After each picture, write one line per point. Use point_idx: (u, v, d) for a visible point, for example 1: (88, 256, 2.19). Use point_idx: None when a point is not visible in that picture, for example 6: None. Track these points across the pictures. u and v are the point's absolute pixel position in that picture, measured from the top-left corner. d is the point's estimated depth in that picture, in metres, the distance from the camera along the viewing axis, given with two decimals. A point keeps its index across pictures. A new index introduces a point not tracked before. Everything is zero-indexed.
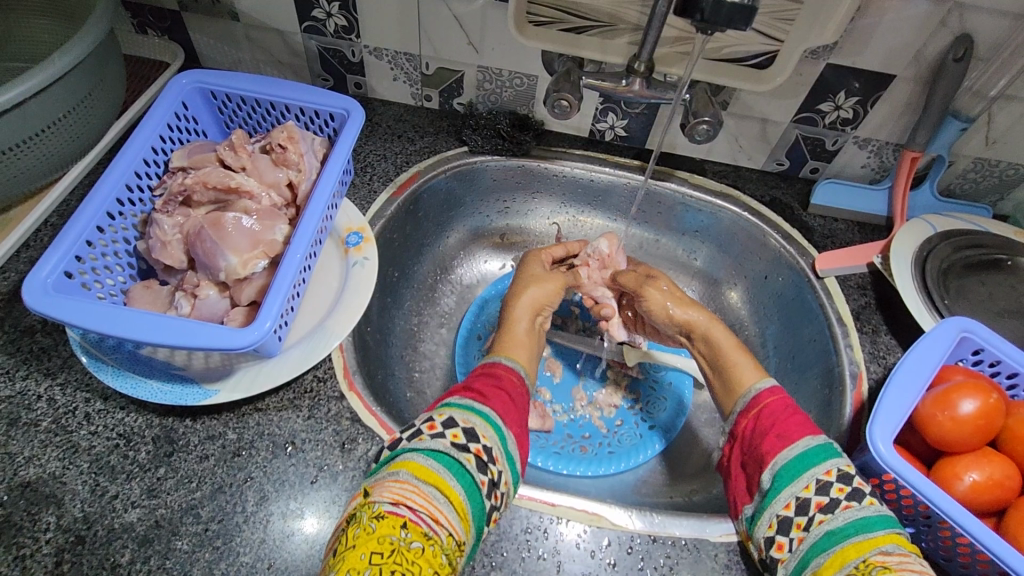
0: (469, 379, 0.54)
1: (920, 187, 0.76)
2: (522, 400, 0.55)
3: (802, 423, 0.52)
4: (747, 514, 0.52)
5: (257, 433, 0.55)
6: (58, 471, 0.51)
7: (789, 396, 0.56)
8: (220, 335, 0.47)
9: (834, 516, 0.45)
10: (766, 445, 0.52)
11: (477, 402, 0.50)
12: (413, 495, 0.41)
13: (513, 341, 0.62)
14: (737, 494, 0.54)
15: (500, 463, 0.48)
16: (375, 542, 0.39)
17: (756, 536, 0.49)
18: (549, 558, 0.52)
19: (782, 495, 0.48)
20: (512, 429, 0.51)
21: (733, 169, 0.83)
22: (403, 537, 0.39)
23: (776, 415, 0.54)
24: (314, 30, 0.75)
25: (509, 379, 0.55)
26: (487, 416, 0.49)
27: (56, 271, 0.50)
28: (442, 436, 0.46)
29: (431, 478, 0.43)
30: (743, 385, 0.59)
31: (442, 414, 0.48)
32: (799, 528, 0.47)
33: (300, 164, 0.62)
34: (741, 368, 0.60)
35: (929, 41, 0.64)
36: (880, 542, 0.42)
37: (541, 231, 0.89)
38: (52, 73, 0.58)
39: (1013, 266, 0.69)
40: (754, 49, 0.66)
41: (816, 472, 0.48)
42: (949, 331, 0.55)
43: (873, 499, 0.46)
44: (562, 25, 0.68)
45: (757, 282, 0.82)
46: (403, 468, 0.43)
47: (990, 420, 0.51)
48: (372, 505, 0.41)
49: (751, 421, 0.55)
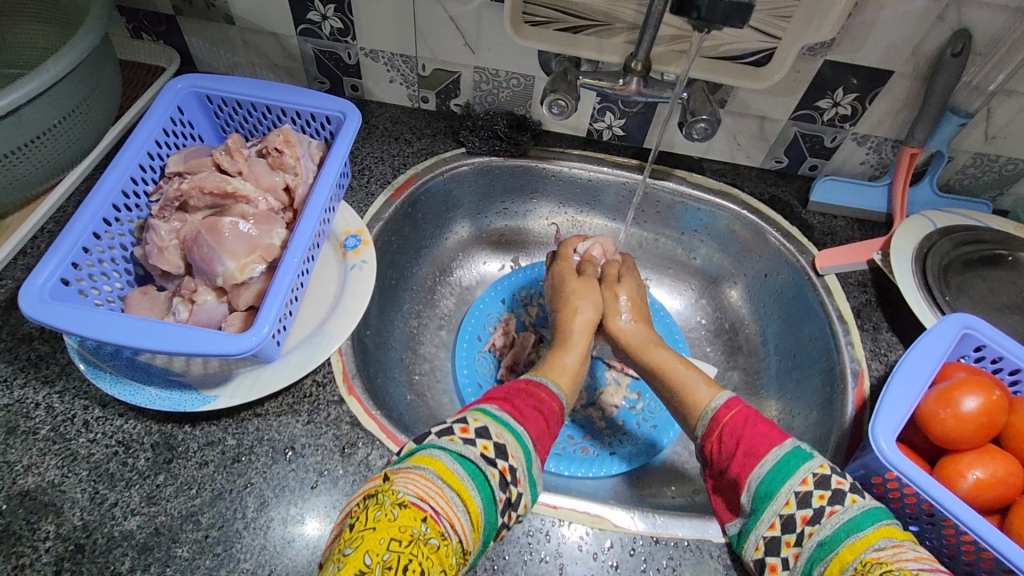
0: (509, 391, 0.53)
1: (920, 183, 0.76)
2: (556, 427, 0.54)
3: (766, 433, 0.51)
4: (732, 531, 0.51)
5: (257, 438, 0.55)
6: (56, 480, 0.51)
7: (746, 405, 0.55)
8: (218, 340, 0.47)
9: (822, 526, 0.45)
10: (736, 468, 0.51)
11: (514, 420, 0.49)
12: (436, 496, 0.41)
13: (560, 369, 0.60)
14: (722, 508, 0.53)
15: (520, 485, 0.47)
16: (395, 530, 0.38)
17: (745, 558, 0.49)
18: (552, 561, 0.52)
19: (764, 516, 0.48)
20: (539, 454, 0.50)
21: (731, 167, 0.83)
22: (423, 531, 0.39)
23: (738, 431, 0.52)
24: (310, 33, 0.75)
25: (549, 406, 0.54)
26: (519, 437, 0.48)
27: (53, 277, 0.50)
28: (473, 444, 0.46)
29: (455, 483, 0.42)
30: (698, 406, 0.57)
31: (478, 420, 0.48)
32: (789, 546, 0.46)
33: (297, 167, 0.61)
34: (693, 387, 0.59)
35: (927, 36, 0.63)
36: (871, 539, 0.43)
37: (540, 232, 0.89)
38: (46, 79, 0.58)
39: (1014, 261, 0.69)
40: (751, 47, 0.66)
41: (793, 484, 0.47)
42: (950, 327, 0.55)
43: (855, 496, 0.46)
44: (559, 25, 0.67)
45: (757, 280, 0.82)
46: (429, 465, 0.43)
47: (993, 417, 0.50)
48: (396, 492, 0.41)
49: (716, 444, 0.53)
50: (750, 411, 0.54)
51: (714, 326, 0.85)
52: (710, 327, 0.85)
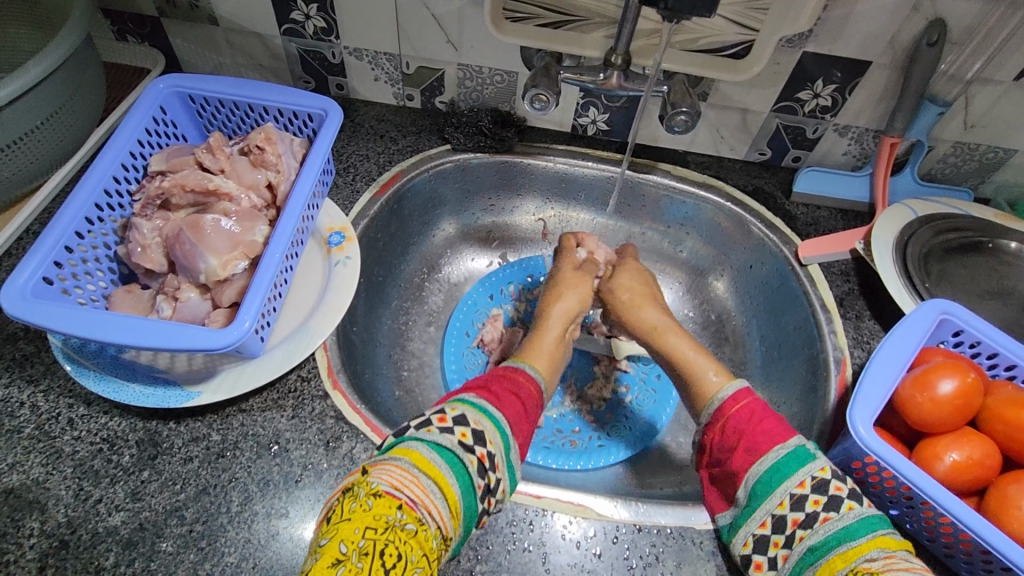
0: (486, 379, 0.54)
1: (901, 173, 0.77)
2: (534, 412, 0.54)
3: (768, 430, 0.51)
4: (723, 522, 0.52)
5: (241, 434, 0.55)
6: (41, 477, 0.51)
7: (753, 398, 0.54)
8: (200, 336, 0.47)
9: (813, 531, 0.45)
10: (736, 462, 0.51)
11: (492, 405, 0.50)
12: (411, 484, 0.41)
13: (538, 353, 0.60)
14: (711, 500, 0.54)
15: (499, 471, 0.47)
16: (370, 518, 0.39)
17: (732, 552, 0.50)
18: (535, 550, 0.52)
19: (755, 514, 0.48)
20: (518, 440, 0.50)
21: (715, 160, 0.83)
22: (399, 518, 0.39)
23: (741, 426, 0.52)
24: (294, 32, 0.76)
25: (526, 390, 0.54)
26: (497, 422, 0.49)
27: (35, 276, 0.50)
28: (451, 433, 0.46)
29: (431, 470, 0.43)
30: (706, 395, 0.57)
31: (456, 409, 0.48)
32: (778, 547, 0.47)
33: (278, 164, 0.61)
34: (703, 374, 0.58)
35: (902, 27, 0.64)
36: (865, 549, 0.43)
37: (527, 227, 0.89)
38: (26, 81, 0.58)
39: (994, 248, 0.69)
40: (731, 39, 0.66)
41: (789, 485, 0.47)
42: (928, 313, 0.55)
43: (852, 503, 0.46)
44: (540, 20, 0.68)
45: (742, 272, 0.82)
46: (405, 456, 0.43)
47: (969, 400, 0.51)
48: (370, 483, 0.41)
49: (718, 433, 0.53)
50: (758, 404, 0.53)
51: (701, 318, 0.85)
52: (698, 319, 0.86)
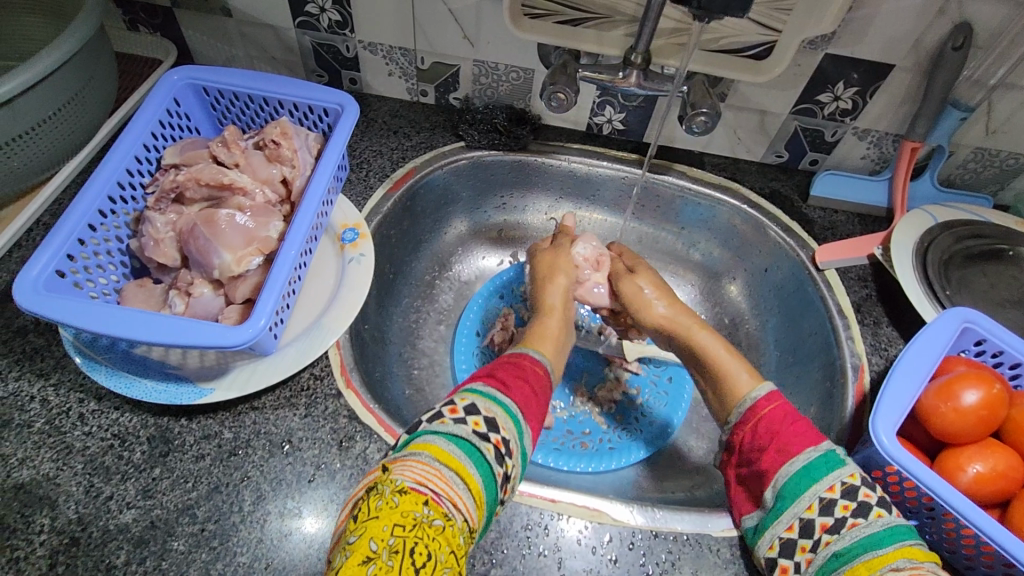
0: (493, 366, 0.53)
1: (920, 178, 0.76)
2: (545, 397, 0.54)
3: (804, 432, 0.50)
4: (748, 524, 0.51)
5: (254, 431, 0.55)
6: (51, 473, 0.51)
7: (787, 402, 0.53)
8: (216, 334, 0.46)
9: (840, 536, 0.44)
10: (766, 462, 0.50)
11: (500, 392, 0.49)
12: (436, 478, 0.41)
13: (541, 337, 0.61)
14: (738, 500, 0.53)
15: (514, 457, 0.47)
16: (398, 515, 0.38)
17: (757, 555, 0.49)
18: (550, 554, 0.51)
19: (784, 516, 0.47)
20: (530, 422, 0.50)
21: (731, 162, 0.83)
22: (425, 514, 0.38)
23: (775, 426, 0.51)
24: (308, 25, 0.75)
25: (534, 371, 0.54)
26: (508, 409, 0.48)
27: (47, 270, 0.49)
28: (464, 422, 0.45)
29: (452, 462, 0.42)
30: (737, 394, 0.56)
31: (465, 398, 0.48)
32: (804, 551, 0.46)
33: (294, 159, 0.61)
34: (734, 375, 0.57)
35: (928, 29, 0.63)
36: (890, 558, 0.42)
37: (539, 226, 0.88)
38: (40, 71, 0.57)
39: (1014, 256, 0.68)
40: (753, 40, 0.65)
41: (818, 490, 0.47)
42: (950, 322, 0.55)
43: (880, 510, 0.44)
44: (561, 17, 0.67)
45: (757, 275, 0.81)
46: (425, 450, 0.42)
47: (993, 412, 0.50)
48: (394, 480, 0.40)
49: (748, 433, 0.52)
50: (789, 408, 0.53)
51: (714, 321, 0.85)
52: (710, 322, 0.85)
